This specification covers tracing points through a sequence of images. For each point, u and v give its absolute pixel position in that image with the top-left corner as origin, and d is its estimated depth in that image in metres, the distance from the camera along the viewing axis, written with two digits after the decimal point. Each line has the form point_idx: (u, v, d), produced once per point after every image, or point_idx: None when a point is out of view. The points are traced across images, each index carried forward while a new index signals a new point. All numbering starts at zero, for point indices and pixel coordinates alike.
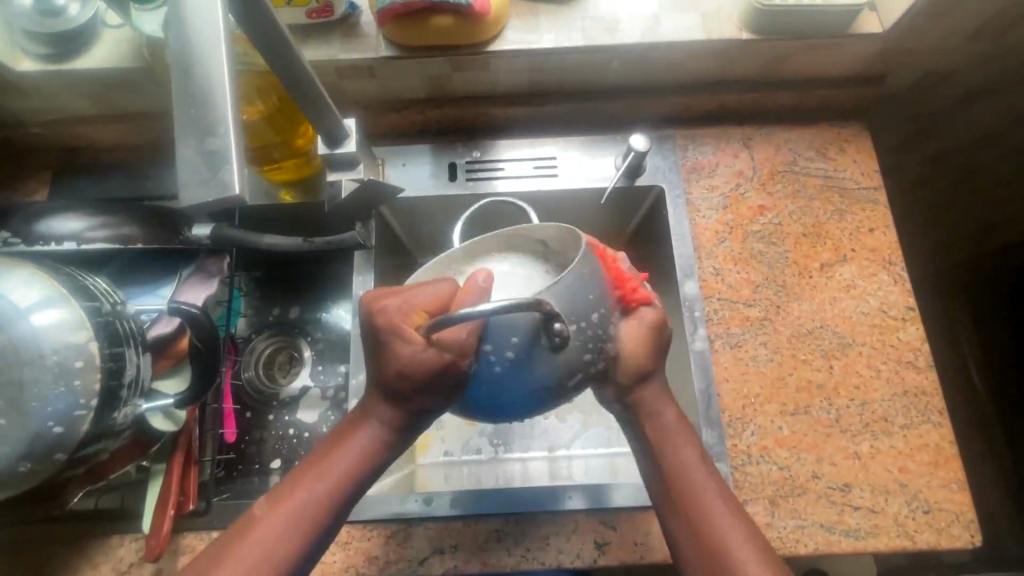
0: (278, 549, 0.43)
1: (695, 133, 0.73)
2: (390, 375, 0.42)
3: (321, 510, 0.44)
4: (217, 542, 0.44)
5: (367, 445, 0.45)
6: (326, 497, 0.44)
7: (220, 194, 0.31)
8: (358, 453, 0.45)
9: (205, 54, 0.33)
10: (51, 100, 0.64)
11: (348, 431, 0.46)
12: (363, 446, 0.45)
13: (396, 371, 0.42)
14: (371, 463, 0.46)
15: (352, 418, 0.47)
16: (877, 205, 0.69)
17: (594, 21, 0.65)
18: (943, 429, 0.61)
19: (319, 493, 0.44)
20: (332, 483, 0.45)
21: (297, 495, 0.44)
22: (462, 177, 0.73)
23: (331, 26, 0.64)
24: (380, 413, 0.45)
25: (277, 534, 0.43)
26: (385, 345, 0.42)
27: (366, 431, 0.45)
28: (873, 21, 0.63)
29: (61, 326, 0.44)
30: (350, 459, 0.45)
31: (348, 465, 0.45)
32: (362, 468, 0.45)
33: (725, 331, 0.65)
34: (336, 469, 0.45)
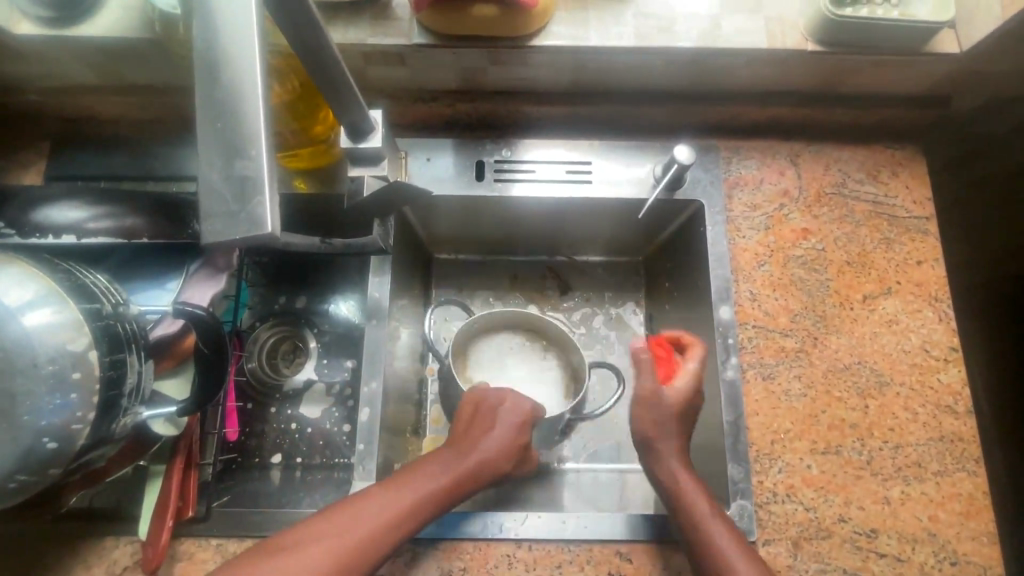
0: (359, 544, 0.45)
1: (740, 145, 0.69)
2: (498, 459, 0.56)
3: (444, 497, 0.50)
4: (302, 524, 0.46)
5: (483, 459, 0.53)
6: (444, 489, 0.50)
7: (250, 228, 0.27)
8: (477, 462, 0.53)
9: (236, 61, 0.29)
10: (52, 67, 0.59)
11: (467, 446, 0.54)
12: (479, 460, 0.53)
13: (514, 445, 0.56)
14: (478, 478, 0.53)
15: (468, 435, 0.55)
16: (928, 235, 0.65)
17: (647, 18, 0.60)
18: (978, 478, 0.59)
19: (440, 483, 0.51)
20: (454, 478, 0.51)
21: (433, 478, 0.51)
22: (490, 177, 0.68)
23: (361, 7, 0.58)
24: (492, 441, 0.55)
25: (366, 528, 0.46)
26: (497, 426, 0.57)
27: (484, 449, 0.54)
28: (950, 40, 0.58)
29: (60, 333, 0.40)
30: (468, 469, 0.52)
31: (465, 473, 0.52)
32: (473, 480, 0.52)
33: (758, 361, 0.62)
34: (456, 470, 0.52)
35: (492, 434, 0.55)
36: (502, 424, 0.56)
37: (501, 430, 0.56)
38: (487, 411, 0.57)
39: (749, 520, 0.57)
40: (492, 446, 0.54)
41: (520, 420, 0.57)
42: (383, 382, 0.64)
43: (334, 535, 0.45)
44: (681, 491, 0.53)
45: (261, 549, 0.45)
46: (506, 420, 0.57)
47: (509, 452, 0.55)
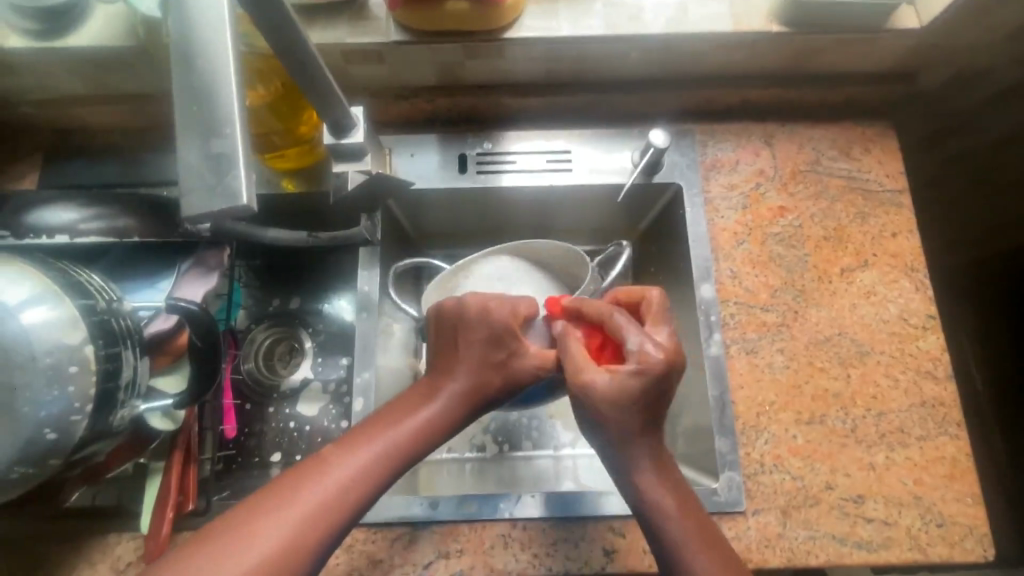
0: (316, 517, 0.41)
1: (715, 128, 0.70)
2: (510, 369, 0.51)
3: (391, 465, 0.45)
4: (252, 500, 0.42)
5: (441, 410, 0.48)
6: (409, 439, 0.47)
7: (227, 202, 0.29)
8: (432, 419, 0.48)
9: (209, 46, 0.30)
10: (41, 79, 0.61)
11: (423, 399, 0.49)
12: (434, 416, 0.48)
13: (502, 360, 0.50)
14: (437, 432, 0.48)
15: (423, 390, 0.50)
16: (902, 208, 0.67)
17: (617, 8, 0.62)
18: (960, 441, 0.60)
19: (383, 453, 0.45)
20: (401, 443, 0.46)
21: (394, 430, 0.47)
22: (472, 169, 0.70)
23: (337, 8, 0.60)
24: (454, 386, 0.49)
25: (322, 496, 0.42)
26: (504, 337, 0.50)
27: (440, 402, 0.49)
28: (911, 16, 0.60)
29: (55, 328, 0.41)
30: (418, 426, 0.47)
31: (414, 433, 0.47)
32: (427, 437, 0.47)
33: (741, 337, 0.63)
34: (403, 431, 0.47)
35: (455, 371, 0.50)
36: (473, 350, 0.50)
37: (463, 356, 0.50)
38: (451, 345, 0.51)
39: (737, 491, 0.59)
40: (454, 388, 0.49)
41: (501, 340, 0.50)
42: (375, 373, 0.65)
43: (267, 533, 0.40)
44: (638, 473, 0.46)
45: (205, 539, 0.40)
46: (478, 345, 0.50)
47: (480, 373, 0.50)
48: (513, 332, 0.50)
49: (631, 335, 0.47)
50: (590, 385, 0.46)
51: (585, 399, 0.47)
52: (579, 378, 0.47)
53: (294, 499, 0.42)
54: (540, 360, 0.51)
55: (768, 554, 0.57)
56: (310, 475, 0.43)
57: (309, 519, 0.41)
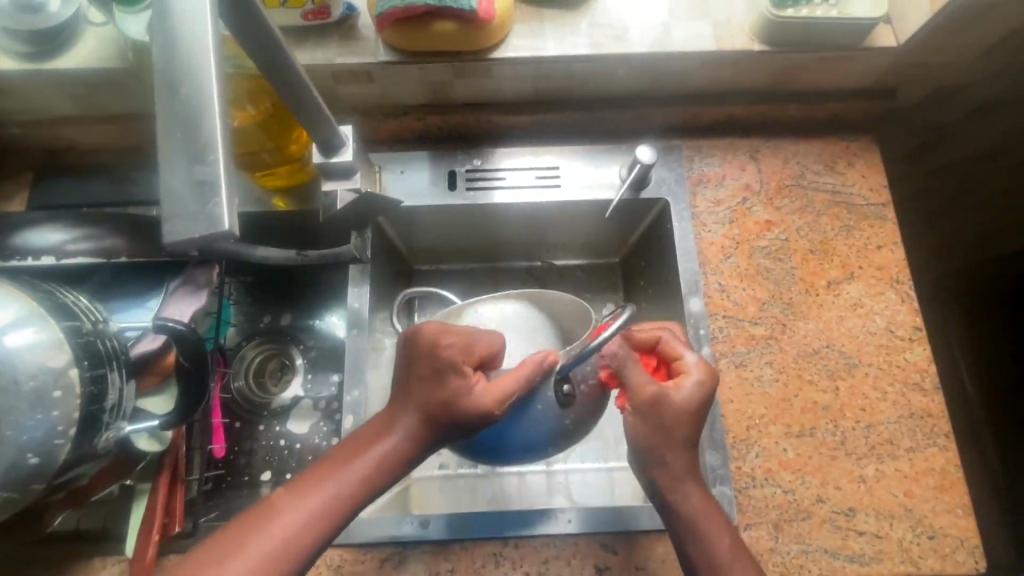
0: (269, 564, 0.42)
1: (701, 144, 0.71)
2: (443, 408, 0.46)
3: (339, 511, 0.44)
4: (210, 545, 0.43)
5: (391, 451, 0.46)
6: (359, 481, 0.45)
7: (210, 228, 0.29)
8: (384, 459, 0.46)
9: (194, 74, 0.31)
10: (31, 100, 0.61)
11: (374, 437, 0.47)
12: (386, 454, 0.46)
13: (442, 399, 0.46)
14: (390, 471, 0.46)
15: (376, 424, 0.48)
16: (886, 221, 0.68)
17: (602, 27, 0.63)
18: (949, 452, 0.60)
19: (329, 499, 0.44)
20: (351, 486, 0.45)
21: (345, 472, 0.45)
22: (462, 185, 0.70)
23: (327, 30, 0.61)
24: (406, 423, 0.46)
25: (272, 544, 0.42)
26: (444, 374, 0.46)
27: (391, 441, 0.46)
28: (889, 34, 0.62)
29: (40, 351, 0.41)
30: (370, 466, 0.46)
31: (363, 476, 0.45)
32: (380, 477, 0.46)
33: (730, 350, 0.64)
34: (354, 473, 0.45)
35: (407, 406, 0.47)
36: (421, 385, 0.47)
37: (415, 389, 0.47)
38: (407, 375, 0.48)
39: (729, 505, 0.58)
40: (406, 425, 0.47)
41: (447, 375, 0.46)
42: (365, 390, 0.65)
43: None
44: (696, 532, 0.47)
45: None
46: (426, 378, 0.47)
47: (430, 411, 0.46)
48: (458, 370, 0.46)
49: (693, 354, 0.50)
50: (663, 397, 0.47)
51: (664, 406, 0.47)
52: (655, 392, 0.47)
53: (242, 549, 0.42)
54: (491, 397, 0.47)
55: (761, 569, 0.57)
56: (257, 524, 0.43)
57: (257, 571, 0.41)
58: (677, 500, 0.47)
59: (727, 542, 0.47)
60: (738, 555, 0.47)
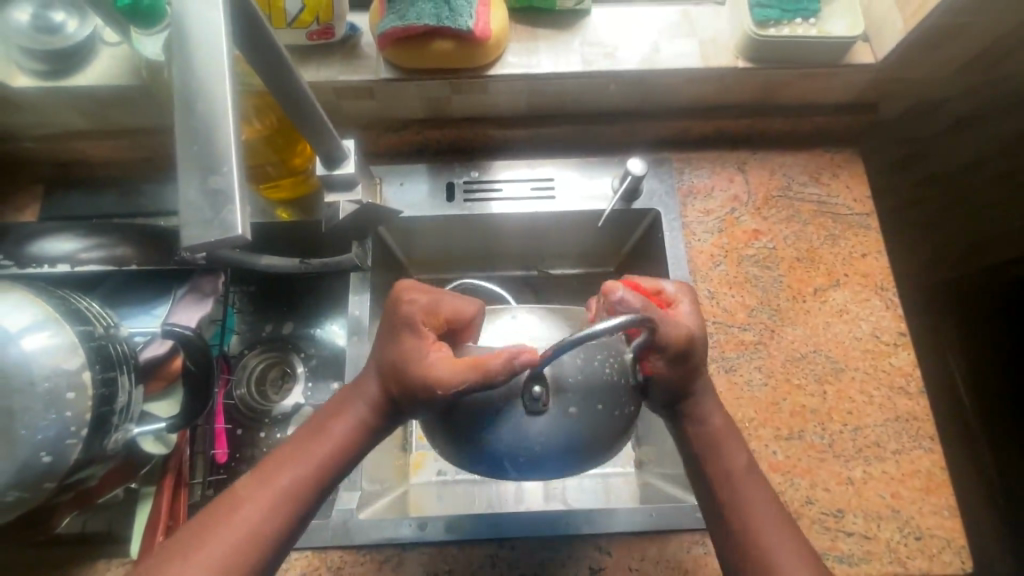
0: (239, 548, 0.42)
1: (691, 156, 0.74)
2: (399, 370, 0.43)
3: (307, 490, 0.45)
4: (189, 531, 0.43)
5: (353, 427, 0.46)
6: (326, 458, 0.45)
7: (223, 233, 0.31)
8: (345, 435, 0.46)
9: (210, 92, 0.33)
10: (45, 115, 0.64)
11: (333, 416, 0.47)
12: (351, 429, 0.46)
13: (398, 365, 0.44)
14: (353, 447, 0.46)
15: (338, 401, 0.48)
16: (870, 230, 0.70)
17: (593, 46, 0.66)
18: (935, 454, 0.62)
19: (296, 479, 0.44)
20: (317, 464, 0.45)
21: (311, 452, 0.45)
22: (460, 197, 0.73)
23: (330, 49, 0.64)
24: (365, 399, 0.46)
25: (240, 529, 0.42)
26: (404, 336, 0.44)
27: (353, 418, 0.46)
28: (867, 51, 0.65)
29: (55, 354, 0.43)
30: (335, 443, 0.46)
31: (328, 453, 0.45)
32: (347, 451, 0.46)
33: (720, 355, 0.66)
34: (319, 452, 0.45)
35: (366, 383, 0.47)
36: (378, 355, 0.46)
37: (375, 364, 0.46)
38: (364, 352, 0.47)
39: None
40: (364, 401, 0.47)
41: (403, 339, 0.44)
42: None
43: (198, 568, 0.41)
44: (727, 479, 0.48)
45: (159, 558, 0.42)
46: (385, 348, 0.45)
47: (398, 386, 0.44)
48: (417, 332, 0.44)
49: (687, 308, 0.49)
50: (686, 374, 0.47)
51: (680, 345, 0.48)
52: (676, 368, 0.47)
53: (212, 537, 0.42)
54: (443, 367, 0.42)
55: None
56: (222, 513, 0.43)
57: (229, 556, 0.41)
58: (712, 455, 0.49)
59: (772, 513, 0.46)
60: (784, 528, 0.46)
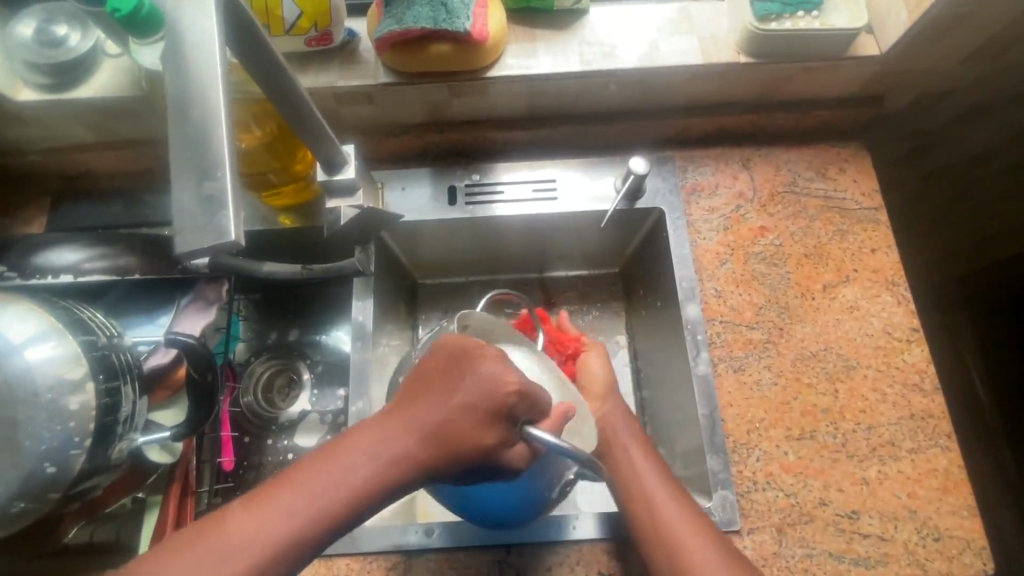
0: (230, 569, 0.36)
1: (694, 154, 0.73)
2: (460, 442, 0.38)
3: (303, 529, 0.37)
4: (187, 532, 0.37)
5: (371, 463, 0.38)
6: (355, 497, 0.37)
7: (215, 239, 0.31)
8: (362, 475, 0.37)
9: (204, 98, 0.33)
10: (51, 128, 0.64)
11: (346, 451, 0.38)
12: (393, 470, 0.38)
13: (472, 438, 0.38)
14: (368, 490, 0.37)
15: (388, 428, 0.39)
16: (879, 225, 0.69)
17: (591, 45, 0.65)
18: (952, 453, 0.60)
19: (292, 515, 0.37)
20: (336, 504, 0.37)
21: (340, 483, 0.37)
22: (462, 201, 0.72)
23: (329, 55, 0.64)
24: (389, 439, 0.39)
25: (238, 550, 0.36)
26: (481, 415, 0.38)
27: (396, 458, 0.38)
28: (872, 43, 0.64)
29: (59, 365, 0.43)
30: (367, 483, 0.37)
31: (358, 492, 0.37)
32: (380, 496, 0.38)
33: (728, 355, 0.65)
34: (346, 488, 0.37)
35: (396, 420, 0.39)
36: (455, 405, 0.39)
37: (435, 413, 0.39)
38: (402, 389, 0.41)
39: (732, 510, 0.59)
40: (389, 446, 0.38)
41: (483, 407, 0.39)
42: (369, 401, 0.66)
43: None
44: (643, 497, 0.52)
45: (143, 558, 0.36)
46: (458, 400, 0.39)
47: (447, 442, 0.38)
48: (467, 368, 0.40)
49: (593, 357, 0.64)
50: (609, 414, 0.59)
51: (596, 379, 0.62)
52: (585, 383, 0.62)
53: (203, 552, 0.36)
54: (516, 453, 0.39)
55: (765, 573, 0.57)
56: (224, 525, 0.37)
57: None
58: (620, 457, 0.56)
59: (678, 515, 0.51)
60: (691, 527, 0.50)
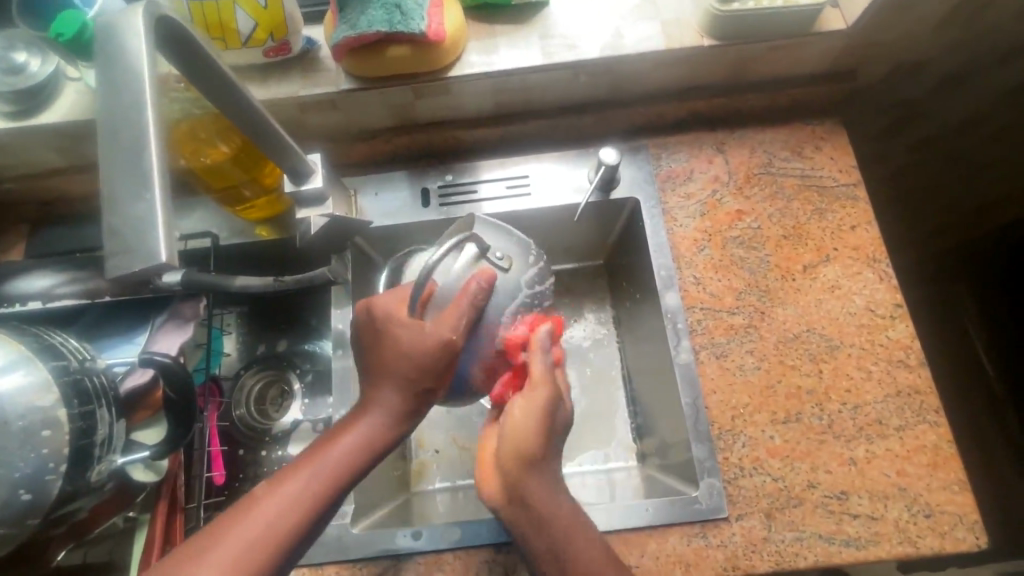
0: (272, 530, 0.41)
1: (667, 141, 0.72)
2: (405, 360, 0.47)
3: (318, 497, 0.43)
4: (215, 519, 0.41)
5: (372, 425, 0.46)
6: (372, 436, 0.46)
7: (146, 261, 0.31)
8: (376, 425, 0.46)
9: (131, 118, 0.33)
10: (21, 156, 0.65)
11: (354, 419, 0.47)
12: (393, 407, 0.47)
13: (419, 361, 0.46)
14: (377, 438, 0.46)
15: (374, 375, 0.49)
16: (858, 201, 0.68)
17: (554, 38, 0.64)
18: (940, 428, 0.60)
19: (308, 488, 0.43)
20: (352, 449, 0.45)
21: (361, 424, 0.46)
22: (436, 202, 0.72)
23: (289, 64, 0.64)
24: (386, 398, 0.47)
25: (276, 513, 0.41)
26: (413, 334, 0.47)
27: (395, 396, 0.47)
28: (838, 18, 0.63)
29: (28, 393, 0.43)
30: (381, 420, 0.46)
31: (374, 434, 0.46)
32: (385, 434, 0.46)
33: (709, 341, 0.64)
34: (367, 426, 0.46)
35: (383, 382, 0.47)
36: (412, 340, 0.47)
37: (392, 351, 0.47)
38: (370, 355, 0.48)
39: (718, 497, 0.58)
40: (387, 404, 0.47)
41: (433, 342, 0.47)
42: (353, 408, 0.66)
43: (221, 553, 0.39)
44: (552, 526, 0.46)
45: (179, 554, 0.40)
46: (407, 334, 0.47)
47: (415, 370, 0.46)
48: (396, 320, 0.48)
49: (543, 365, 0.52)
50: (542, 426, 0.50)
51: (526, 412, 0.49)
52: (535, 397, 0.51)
53: (239, 527, 0.40)
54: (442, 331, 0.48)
55: (755, 558, 0.57)
56: (251, 503, 0.42)
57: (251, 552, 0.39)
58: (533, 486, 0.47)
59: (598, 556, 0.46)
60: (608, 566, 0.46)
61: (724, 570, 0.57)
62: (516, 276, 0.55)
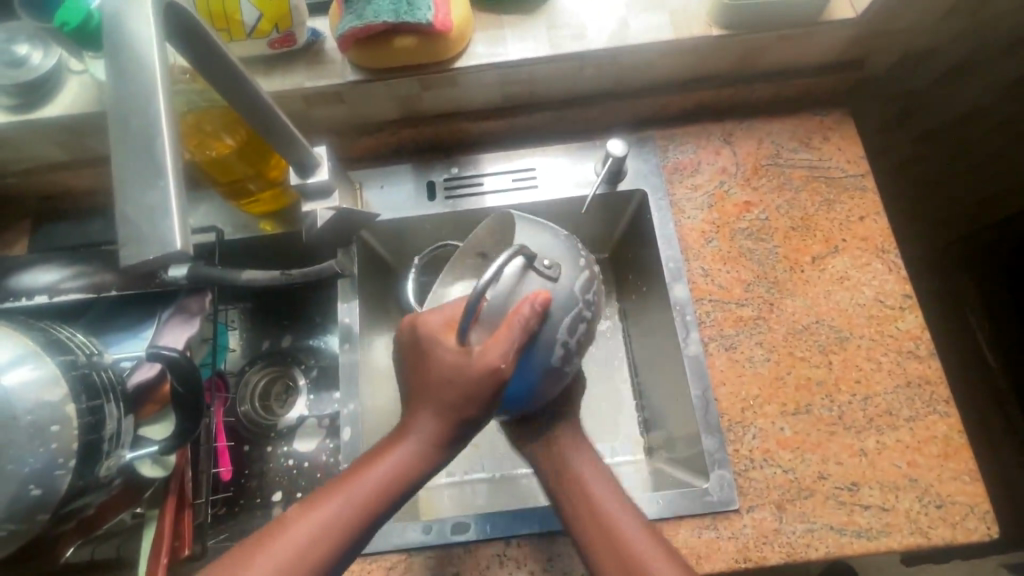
0: (306, 555, 0.40)
1: (674, 133, 0.72)
2: (446, 383, 0.44)
3: (353, 520, 0.42)
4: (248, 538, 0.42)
5: (407, 453, 0.45)
6: (407, 463, 0.45)
7: (160, 249, 0.31)
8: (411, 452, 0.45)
9: (142, 105, 0.33)
10: (24, 151, 0.64)
11: (390, 443, 0.46)
12: (428, 438, 0.45)
13: (463, 390, 0.44)
14: (411, 467, 0.45)
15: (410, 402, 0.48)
16: (866, 192, 0.68)
17: (561, 28, 0.64)
18: (951, 418, 0.59)
19: (346, 511, 0.42)
20: (385, 477, 0.44)
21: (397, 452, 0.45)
22: (442, 195, 0.72)
23: (293, 56, 0.63)
24: (426, 425, 0.45)
25: (310, 537, 0.41)
26: (455, 359, 0.44)
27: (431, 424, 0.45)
28: (847, 7, 0.62)
29: (37, 387, 0.43)
30: (415, 451, 0.45)
31: (407, 463, 0.45)
32: (419, 465, 0.45)
33: (718, 333, 0.64)
34: (401, 454, 0.45)
35: (422, 408, 0.46)
36: (456, 364, 0.44)
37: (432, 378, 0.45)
38: (410, 378, 0.47)
39: (729, 489, 0.58)
40: (425, 432, 0.45)
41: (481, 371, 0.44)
42: (360, 403, 0.66)
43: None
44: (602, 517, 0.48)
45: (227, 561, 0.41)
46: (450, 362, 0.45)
47: (460, 399, 0.44)
48: (441, 342, 0.45)
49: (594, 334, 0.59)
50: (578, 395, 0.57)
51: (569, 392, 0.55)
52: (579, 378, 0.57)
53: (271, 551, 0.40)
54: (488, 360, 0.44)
55: (767, 550, 0.56)
56: (285, 525, 0.42)
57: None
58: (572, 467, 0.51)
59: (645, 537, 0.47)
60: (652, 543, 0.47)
61: (736, 561, 0.56)
62: (567, 286, 0.51)
